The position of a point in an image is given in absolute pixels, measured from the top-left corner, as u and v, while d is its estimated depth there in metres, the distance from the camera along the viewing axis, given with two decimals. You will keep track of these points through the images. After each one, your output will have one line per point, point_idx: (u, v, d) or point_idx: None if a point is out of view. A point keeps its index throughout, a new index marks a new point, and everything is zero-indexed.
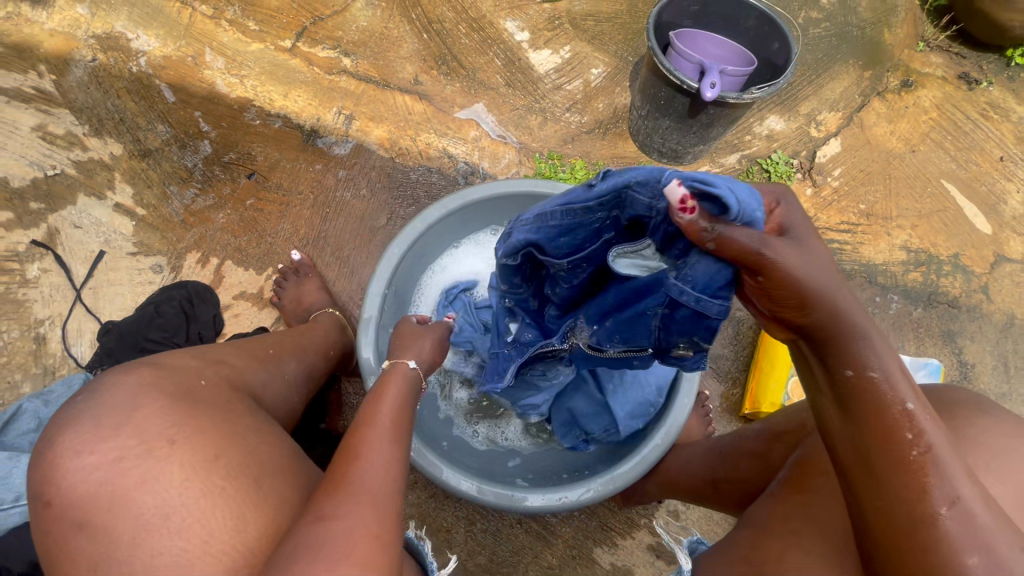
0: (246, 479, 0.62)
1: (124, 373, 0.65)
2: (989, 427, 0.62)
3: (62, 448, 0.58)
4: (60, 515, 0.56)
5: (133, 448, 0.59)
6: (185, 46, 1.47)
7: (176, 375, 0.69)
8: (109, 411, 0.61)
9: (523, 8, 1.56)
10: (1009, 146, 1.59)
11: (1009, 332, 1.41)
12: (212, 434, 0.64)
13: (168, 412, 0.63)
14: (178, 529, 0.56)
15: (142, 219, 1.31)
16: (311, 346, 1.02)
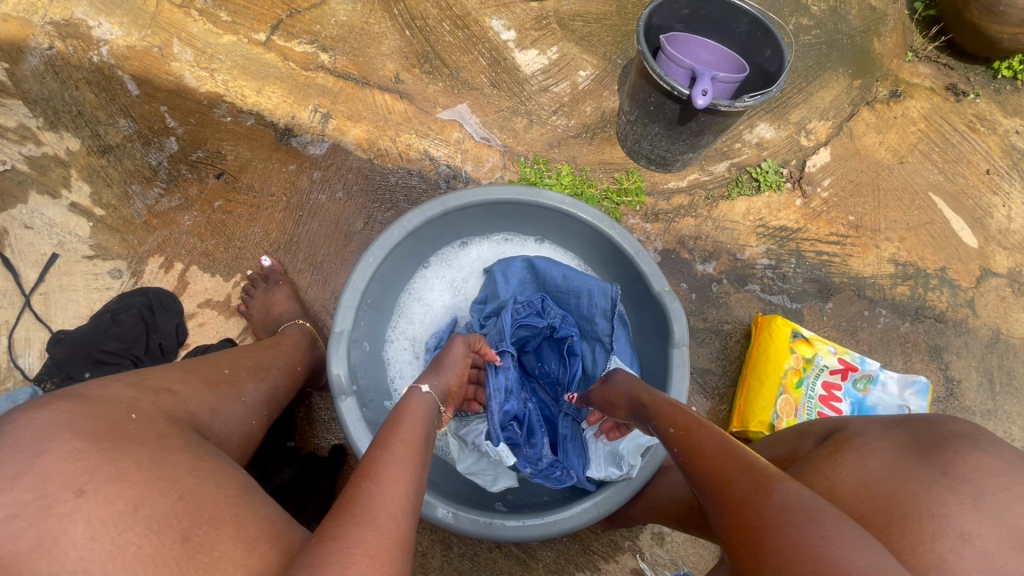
0: (172, 531, 0.49)
1: (35, 412, 0.56)
2: (985, 466, 0.56)
3: None
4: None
5: (27, 504, 0.48)
6: (151, 36, 1.39)
7: (100, 411, 0.59)
8: (7, 457, 0.51)
9: (509, 6, 1.51)
10: (995, 159, 1.58)
11: (993, 348, 1.40)
12: (136, 479, 0.52)
13: (81, 456, 0.52)
14: None
15: (100, 220, 1.22)
16: (274, 365, 0.94)
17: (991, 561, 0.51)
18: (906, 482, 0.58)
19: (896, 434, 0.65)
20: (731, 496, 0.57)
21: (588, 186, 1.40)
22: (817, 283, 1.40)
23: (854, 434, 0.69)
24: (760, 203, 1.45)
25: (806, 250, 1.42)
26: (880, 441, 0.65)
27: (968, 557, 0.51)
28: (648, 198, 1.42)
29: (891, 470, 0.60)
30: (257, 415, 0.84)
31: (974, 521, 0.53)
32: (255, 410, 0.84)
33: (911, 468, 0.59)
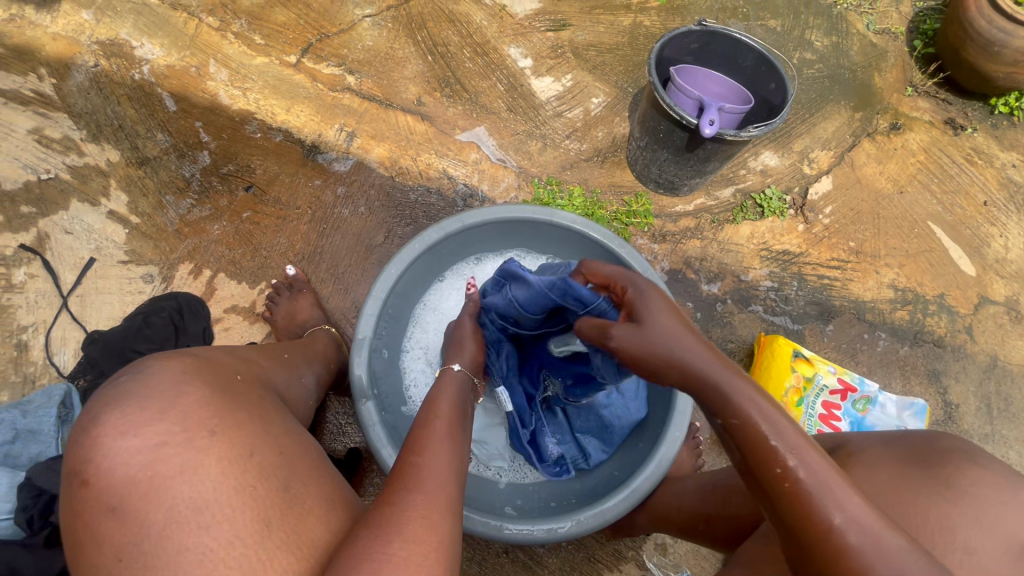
0: (274, 482, 0.59)
1: (168, 363, 0.66)
2: (980, 479, 0.61)
3: (111, 428, 0.58)
4: (93, 499, 0.55)
5: (177, 433, 0.59)
6: (189, 57, 1.48)
7: (214, 372, 0.69)
8: (154, 394, 0.61)
9: (527, 36, 1.60)
10: (992, 191, 1.64)
11: (991, 373, 1.44)
12: (249, 434, 0.62)
13: (210, 405, 0.63)
14: (207, 524, 0.54)
15: (135, 227, 1.29)
16: (319, 356, 1.04)
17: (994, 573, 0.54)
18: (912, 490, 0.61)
19: (893, 447, 0.68)
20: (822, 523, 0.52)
21: (598, 207, 1.46)
22: (818, 305, 1.45)
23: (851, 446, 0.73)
24: (763, 228, 1.51)
25: (808, 273, 1.47)
26: (880, 451, 0.69)
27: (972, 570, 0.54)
28: (655, 220, 1.48)
29: (896, 484, 0.63)
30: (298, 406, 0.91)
31: (979, 535, 0.56)
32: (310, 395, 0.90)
33: (913, 481, 0.62)
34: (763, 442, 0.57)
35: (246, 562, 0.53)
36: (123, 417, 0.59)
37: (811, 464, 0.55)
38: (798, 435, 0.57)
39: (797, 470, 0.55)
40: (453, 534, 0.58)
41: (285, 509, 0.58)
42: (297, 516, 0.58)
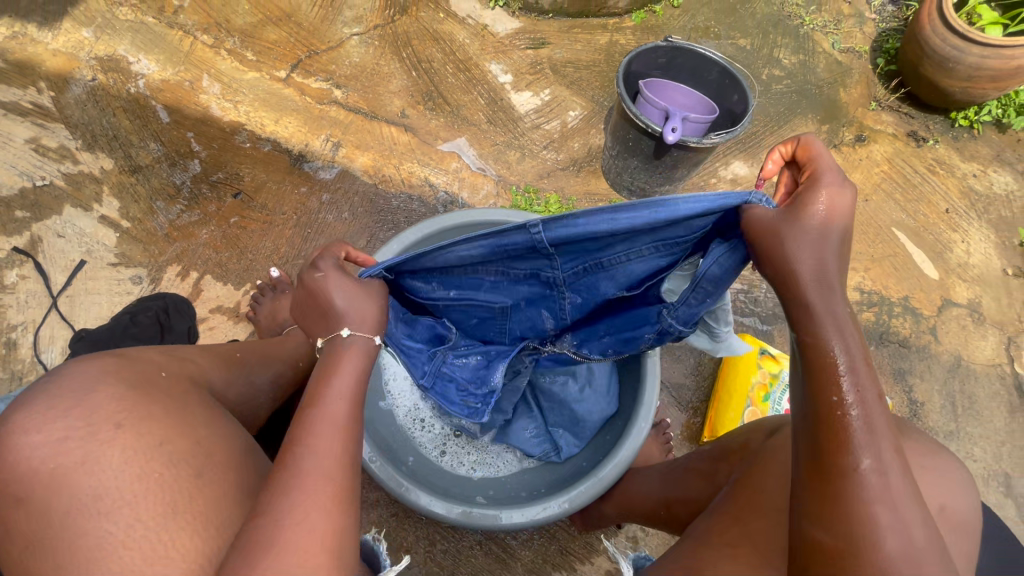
0: (186, 469, 0.60)
1: (86, 360, 0.65)
2: (909, 449, 0.67)
3: (13, 424, 0.57)
4: (1, 490, 0.56)
5: (78, 427, 0.58)
6: (183, 72, 1.55)
7: (136, 366, 0.68)
8: (62, 392, 0.60)
9: (507, 54, 1.69)
10: (954, 199, 1.71)
11: (955, 372, 1.48)
12: (162, 423, 0.62)
13: (121, 398, 0.62)
14: (108, 511, 0.55)
15: (126, 231, 1.33)
16: (280, 355, 1.02)
17: None
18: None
19: None
20: (837, 465, 0.53)
21: None
22: None
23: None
24: None
25: None
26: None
27: None
28: None
29: None
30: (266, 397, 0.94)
31: None
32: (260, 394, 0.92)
33: None
34: (831, 365, 0.55)
35: (145, 547, 0.54)
36: (29, 411, 0.58)
37: (870, 409, 0.54)
38: (870, 379, 0.55)
39: (854, 411, 0.54)
40: (348, 531, 0.59)
41: (189, 495, 0.58)
42: (205, 502, 0.59)
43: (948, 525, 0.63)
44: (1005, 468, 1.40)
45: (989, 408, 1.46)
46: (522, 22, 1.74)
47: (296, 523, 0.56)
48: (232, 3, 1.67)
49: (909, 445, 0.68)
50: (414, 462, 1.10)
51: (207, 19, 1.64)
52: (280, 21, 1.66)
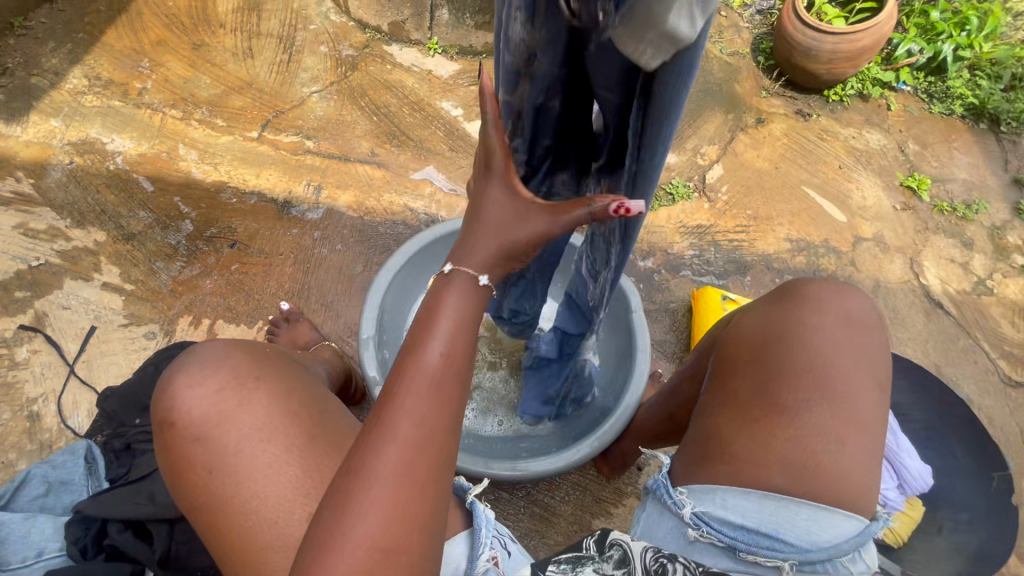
0: (313, 408, 0.77)
1: (213, 339, 0.82)
2: (818, 287, 0.89)
3: (179, 384, 0.75)
4: (178, 434, 0.72)
5: (229, 380, 0.75)
6: (159, 144, 1.65)
7: (250, 343, 0.85)
8: (207, 359, 0.77)
9: (454, 92, 1.91)
10: (843, 158, 2.06)
11: (877, 293, 1.77)
12: (284, 376, 0.79)
13: (250, 360, 0.79)
14: (267, 437, 0.71)
15: (131, 293, 1.40)
16: (325, 360, 1.20)
17: (832, 337, 0.81)
18: (784, 318, 0.86)
19: (763, 296, 0.95)
20: None
21: None
22: (734, 262, 1.75)
23: (741, 310, 0.96)
24: (677, 210, 1.82)
25: (721, 240, 1.78)
26: (756, 304, 0.93)
27: (822, 339, 0.81)
28: None
29: (769, 311, 0.89)
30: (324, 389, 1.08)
31: (822, 317, 0.84)
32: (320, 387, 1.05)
33: (777, 307, 0.89)
34: None
35: (301, 462, 0.71)
36: (187, 375, 0.75)
37: None
38: None
39: None
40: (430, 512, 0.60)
41: (320, 425, 0.75)
42: (331, 431, 0.76)
43: (860, 323, 0.84)
44: (935, 361, 1.67)
45: (909, 315, 1.75)
46: (461, 63, 1.98)
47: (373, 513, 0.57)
48: (193, 80, 1.81)
49: (819, 286, 0.89)
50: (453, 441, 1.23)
51: (172, 96, 1.76)
52: (243, 89, 1.81)
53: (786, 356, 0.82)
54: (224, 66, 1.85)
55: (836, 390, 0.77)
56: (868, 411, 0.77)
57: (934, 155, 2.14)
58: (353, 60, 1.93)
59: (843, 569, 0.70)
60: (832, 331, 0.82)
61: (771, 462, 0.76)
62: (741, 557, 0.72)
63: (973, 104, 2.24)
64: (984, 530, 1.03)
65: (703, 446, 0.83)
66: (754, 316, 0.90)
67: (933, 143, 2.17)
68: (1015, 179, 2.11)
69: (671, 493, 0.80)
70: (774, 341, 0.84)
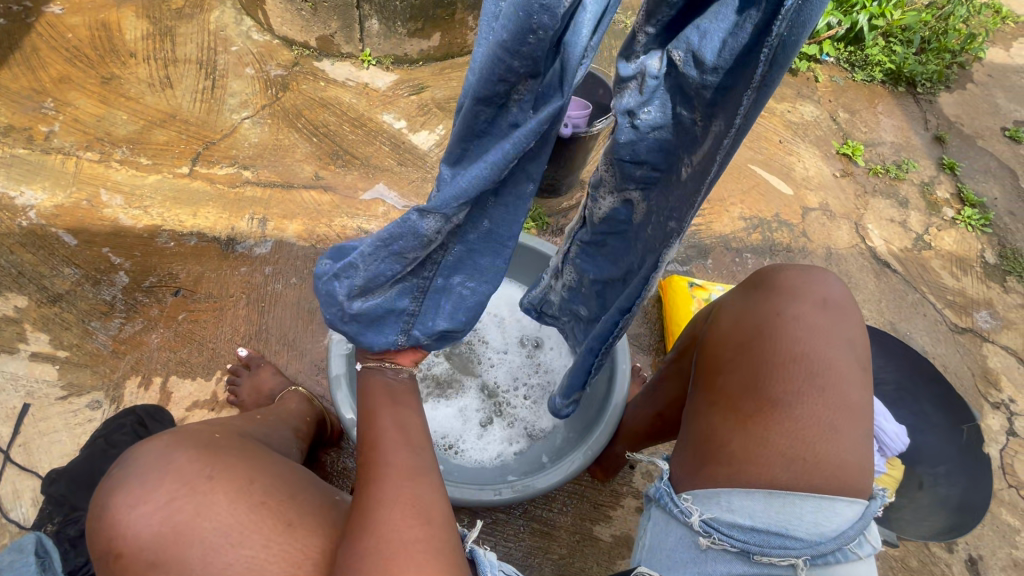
0: (280, 494, 0.73)
1: (147, 441, 0.75)
2: (788, 273, 0.92)
3: (119, 507, 0.69)
4: (130, 563, 0.67)
5: (179, 488, 0.69)
6: (77, 193, 1.51)
7: (192, 433, 0.78)
8: (146, 470, 0.71)
9: (395, 103, 1.85)
10: (782, 132, 2.14)
11: (830, 260, 1.84)
12: (241, 467, 0.74)
13: (196, 457, 0.73)
14: (238, 542, 0.67)
15: (66, 360, 1.27)
16: (291, 411, 1.14)
17: (811, 322, 0.83)
18: (763, 309, 0.87)
19: (735, 288, 0.97)
20: None
21: None
22: (695, 247, 1.77)
23: (719, 303, 0.98)
24: None
25: None
26: (732, 298, 0.95)
27: (803, 325, 0.83)
28: (550, 219, 1.73)
29: (747, 303, 0.90)
30: (295, 447, 1.04)
31: (797, 304, 0.86)
32: (286, 448, 0.99)
33: (753, 299, 0.90)
34: None
35: (282, 557, 0.67)
36: (125, 494, 0.69)
37: None
38: None
39: None
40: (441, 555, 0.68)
41: (295, 510, 0.72)
42: (308, 513, 0.73)
43: (836, 307, 0.86)
44: (890, 318, 1.76)
45: (861, 278, 1.83)
46: (398, 73, 1.91)
47: (391, 525, 0.69)
48: (107, 117, 1.66)
49: (787, 272, 0.92)
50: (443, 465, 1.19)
51: (85, 137, 1.62)
52: (165, 122, 1.69)
53: (769, 344, 0.83)
54: (141, 99, 1.72)
55: (823, 376, 0.79)
56: (856, 394, 0.79)
57: (863, 121, 2.24)
58: (282, 80, 1.83)
59: (851, 555, 0.71)
60: (811, 318, 0.84)
61: (773, 460, 0.76)
62: (756, 558, 0.72)
63: (892, 69, 2.36)
64: (964, 481, 1.08)
65: (700, 449, 0.83)
66: (734, 309, 0.91)
67: (860, 110, 2.28)
68: (937, 136, 2.24)
69: (677, 502, 0.80)
70: (757, 333, 0.85)
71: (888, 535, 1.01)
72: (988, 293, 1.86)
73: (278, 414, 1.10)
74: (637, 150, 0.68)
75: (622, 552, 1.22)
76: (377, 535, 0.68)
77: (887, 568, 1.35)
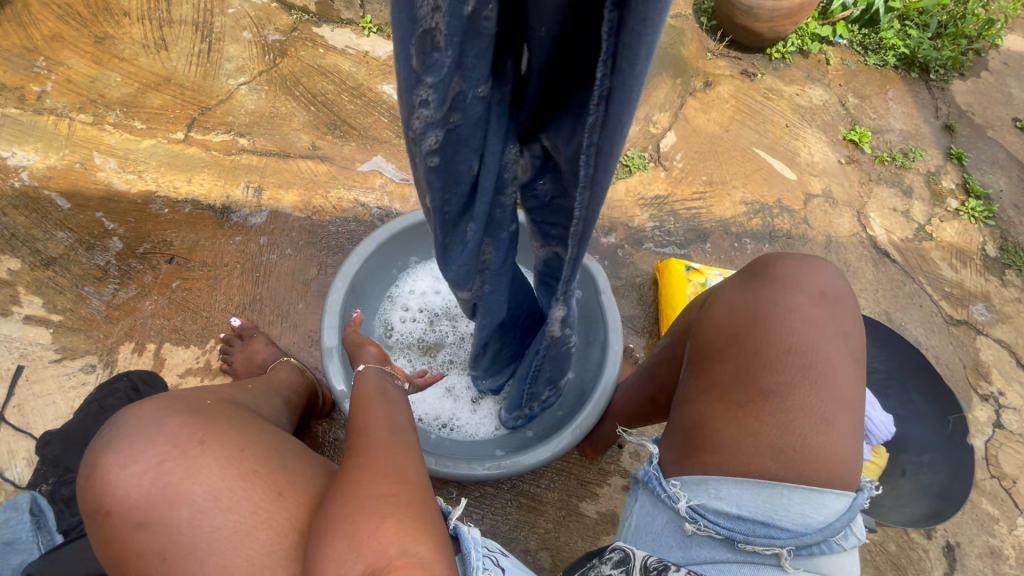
0: (270, 463, 0.73)
1: (142, 405, 0.77)
2: (785, 263, 0.91)
3: (112, 466, 0.70)
4: (119, 522, 0.68)
5: (170, 450, 0.70)
6: (70, 155, 1.49)
7: (187, 400, 0.80)
8: (139, 431, 0.72)
9: (395, 73, 1.81)
10: (789, 116, 2.10)
11: (829, 247, 1.83)
12: (232, 434, 0.75)
13: (188, 422, 0.74)
14: (225, 507, 0.67)
15: (59, 324, 1.27)
16: (287, 382, 1.15)
17: (807, 314, 0.83)
18: (759, 297, 0.87)
19: (731, 276, 0.96)
20: None
21: None
22: (695, 230, 1.75)
23: (712, 292, 0.97)
24: (634, 182, 1.80)
25: (679, 209, 1.78)
26: (727, 285, 0.94)
27: (799, 317, 0.82)
28: None
29: (743, 293, 0.89)
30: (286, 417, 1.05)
31: (793, 295, 0.85)
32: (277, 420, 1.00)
33: (750, 288, 0.89)
34: None
35: (271, 525, 0.67)
36: (118, 453, 0.70)
37: None
38: None
39: None
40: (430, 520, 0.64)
41: (285, 479, 0.72)
42: (299, 483, 0.73)
43: (833, 299, 0.85)
44: (885, 308, 1.75)
45: (860, 267, 1.82)
46: None
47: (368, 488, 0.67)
48: (101, 78, 1.63)
49: (785, 262, 0.91)
50: (431, 438, 1.22)
51: (78, 98, 1.59)
52: (160, 85, 1.66)
53: (762, 335, 0.82)
54: (135, 61, 1.68)
55: (816, 367, 0.79)
56: (847, 387, 0.79)
57: (872, 106, 2.20)
58: (280, 45, 1.78)
59: (836, 546, 0.73)
60: (806, 309, 0.83)
61: (758, 451, 0.77)
62: (741, 547, 0.74)
63: (905, 53, 2.30)
64: (947, 470, 1.10)
65: (688, 436, 0.84)
66: (729, 297, 0.91)
67: (871, 95, 2.23)
68: (946, 124, 2.20)
69: (664, 488, 0.81)
70: (750, 324, 0.84)
71: (868, 520, 1.03)
72: (986, 285, 1.85)
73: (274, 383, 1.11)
74: (547, 212, 0.79)
75: (606, 528, 1.25)
76: (354, 500, 0.65)
77: (866, 553, 1.38)
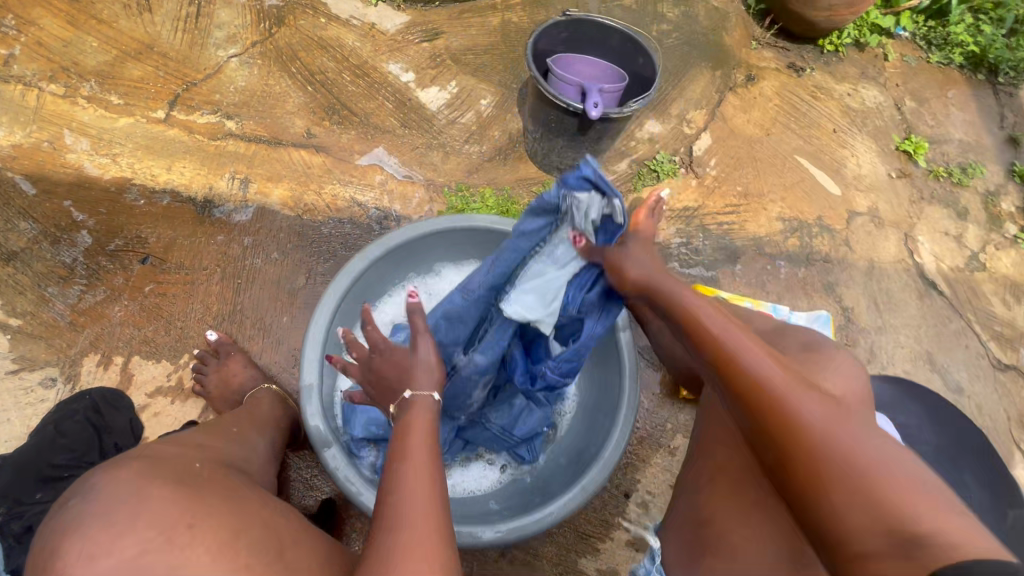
0: (268, 556, 0.60)
1: (112, 468, 0.58)
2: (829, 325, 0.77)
3: (60, 561, 0.50)
4: None
5: (154, 538, 0.53)
6: (38, 131, 1.35)
7: (166, 464, 0.64)
8: (105, 509, 0.53)
9: (403, 51, 1.62)
10: (837, 119, 1.89)
11: (872, 275, 1.66)
12: (225, 518, 0.60)
13: (175, 498, 0.57)
14: None
15: (19, 330, 1.18)
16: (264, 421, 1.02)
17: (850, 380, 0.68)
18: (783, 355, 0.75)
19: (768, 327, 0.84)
20: None
21: (512, 203, 1.50)
22: (725, 249, 1.58)
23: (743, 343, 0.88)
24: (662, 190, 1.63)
25: (709, 223, 1.60)
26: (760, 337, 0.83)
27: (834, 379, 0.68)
28: None
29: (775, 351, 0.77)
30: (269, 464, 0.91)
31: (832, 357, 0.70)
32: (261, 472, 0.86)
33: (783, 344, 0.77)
34: None
35: None
36: (70, 542, 0.51)
37: None
38: None
39: None
40: None
41: None
42: None
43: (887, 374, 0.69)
44: (927, 348, 1.59)
45: (904, 298, 1.64)
46: (410, 14, 1.67)
47: None
48: (75, 42, 1.46)
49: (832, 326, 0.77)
50: None
51: (50, 65, 1.43)
52: (141, 53, 1.48)
53: None
54: (114, 23, 1.50)
55: None
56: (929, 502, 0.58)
57: (931, 112, 1.98)
58: (277, 12, 1.59)
59: None
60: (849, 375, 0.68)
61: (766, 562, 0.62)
62: None
63: (974, 52, 2.05)
64: None
65: (696, 533, 0.73)
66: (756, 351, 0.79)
67: (931, 99, 2.00)
68: (1012, 137, 1.98)
69: None
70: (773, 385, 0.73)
71: None
72: None
73: (253, 425, 0.97)
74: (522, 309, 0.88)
75: None
76: None
77: None
